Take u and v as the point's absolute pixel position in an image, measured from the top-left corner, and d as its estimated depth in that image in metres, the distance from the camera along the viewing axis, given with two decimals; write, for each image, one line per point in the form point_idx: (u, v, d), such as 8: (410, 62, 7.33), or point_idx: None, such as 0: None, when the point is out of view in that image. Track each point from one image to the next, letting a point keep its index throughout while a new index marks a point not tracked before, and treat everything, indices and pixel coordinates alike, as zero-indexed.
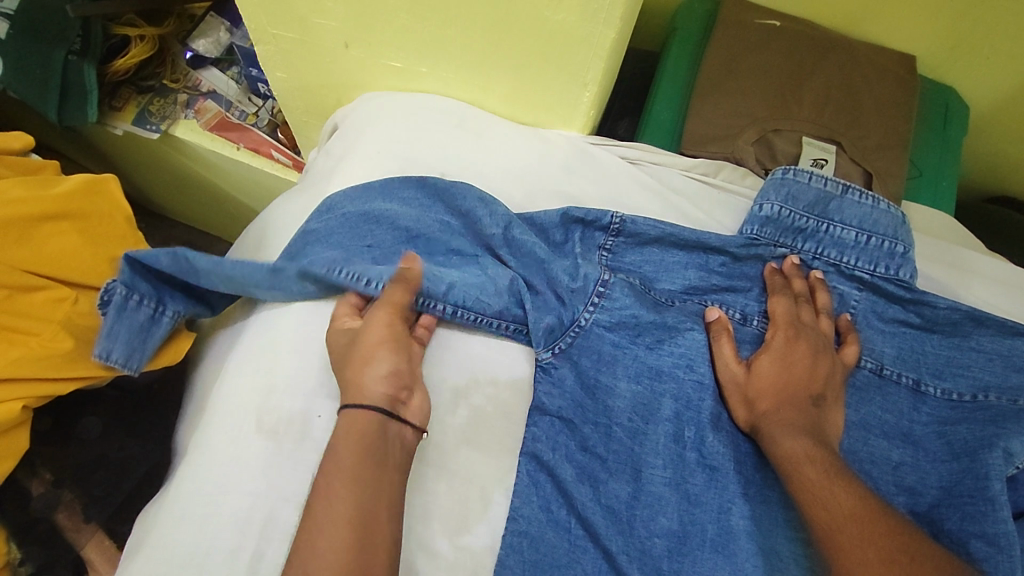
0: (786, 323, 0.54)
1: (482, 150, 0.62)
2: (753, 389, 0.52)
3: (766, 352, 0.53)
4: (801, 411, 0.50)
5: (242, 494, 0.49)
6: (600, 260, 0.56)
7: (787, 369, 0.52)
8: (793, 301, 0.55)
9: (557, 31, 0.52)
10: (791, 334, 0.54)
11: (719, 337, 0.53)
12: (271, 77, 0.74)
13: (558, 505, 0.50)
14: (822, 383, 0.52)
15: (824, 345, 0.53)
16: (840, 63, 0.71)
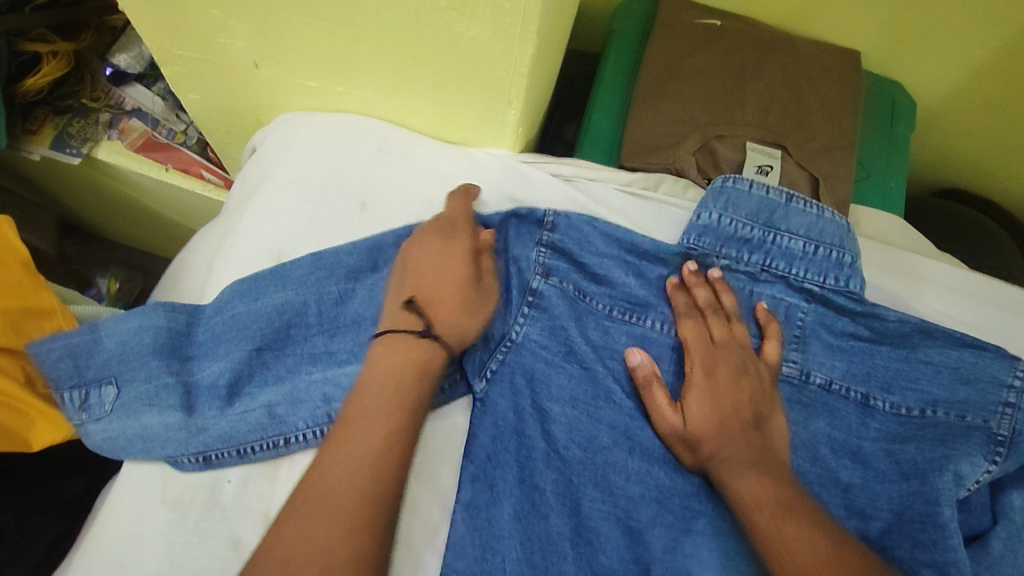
0: (701, 349, 0.52)
1: (407, 174, 0.58)
2: (693, 434, 0.49)
3: (691, 391, 0.50)
4: (743, 441, 0.47)
5: (147, 572, 0.45)
6: (538, 258, 0.54)
7: (716, 408, 0.49)
8: (701, 321, 0.53)
9: (473, 46, 0.48)
10: (709, 367, 0.51)
11: (650, 386, 0.51)
12: (182, 99, 0.68)
13: (493, 553, 0.46)
14: (751, 407, 0.49)
15: (744, 365, 0.51)
16: (782, 64, 0.69)
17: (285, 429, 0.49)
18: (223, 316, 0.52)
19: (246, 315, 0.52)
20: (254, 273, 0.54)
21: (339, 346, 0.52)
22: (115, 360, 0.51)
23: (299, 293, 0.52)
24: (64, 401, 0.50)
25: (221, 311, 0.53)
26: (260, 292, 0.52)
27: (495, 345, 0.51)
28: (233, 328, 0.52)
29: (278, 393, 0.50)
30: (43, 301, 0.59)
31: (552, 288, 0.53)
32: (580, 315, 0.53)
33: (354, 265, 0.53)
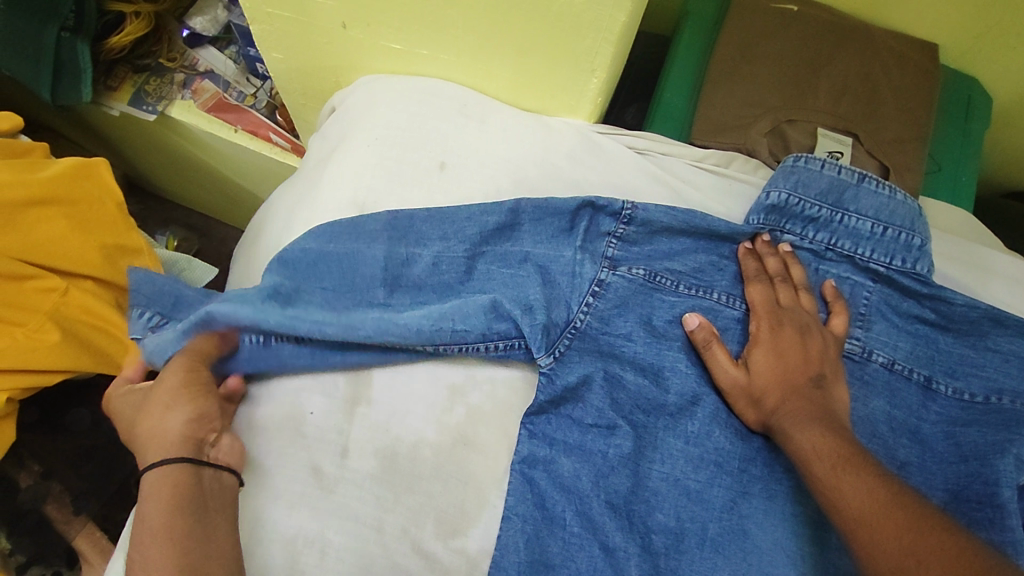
0: (766, 312, 0.53)
1: (485, 138, 0.60)
2: (757, 387, 0.50)
3: (757, 345, 0.52)
4: (806, 398, 0.48)
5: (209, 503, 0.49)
6: (606, 248, 0.54)
7: (781, 360, 0.50)
8: (768, 285, 0.54)
9: (564, 13, 0.49)
10: (774, 323, 0.52)
11: (709, 345, 0.51)
12: (266, 58, 0.71)
13: (553, 501, 0.49)
14: (818, 363, 0.50)
15: (809, 323, 0.52)
16: (857, 52, 0.69)
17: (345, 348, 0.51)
18: (299, 246, 0.54)
19: (327, 246, 0.53)
20: (329, 221, 0.55)
21: (398, 302, 0.53)
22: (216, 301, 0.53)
23: (370, 247, 0.53)
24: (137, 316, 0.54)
25: (294, 244, 0.54)
26: (334, 237, 0.54)
27: (562, 331, 0.52)
28: (305, 264, 0.53)
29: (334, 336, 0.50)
30: (134, 240, 0.62)
31: (618, 279, 0.54)
32: (647, 301, 0.54)
33: (427, 235, 0.54)
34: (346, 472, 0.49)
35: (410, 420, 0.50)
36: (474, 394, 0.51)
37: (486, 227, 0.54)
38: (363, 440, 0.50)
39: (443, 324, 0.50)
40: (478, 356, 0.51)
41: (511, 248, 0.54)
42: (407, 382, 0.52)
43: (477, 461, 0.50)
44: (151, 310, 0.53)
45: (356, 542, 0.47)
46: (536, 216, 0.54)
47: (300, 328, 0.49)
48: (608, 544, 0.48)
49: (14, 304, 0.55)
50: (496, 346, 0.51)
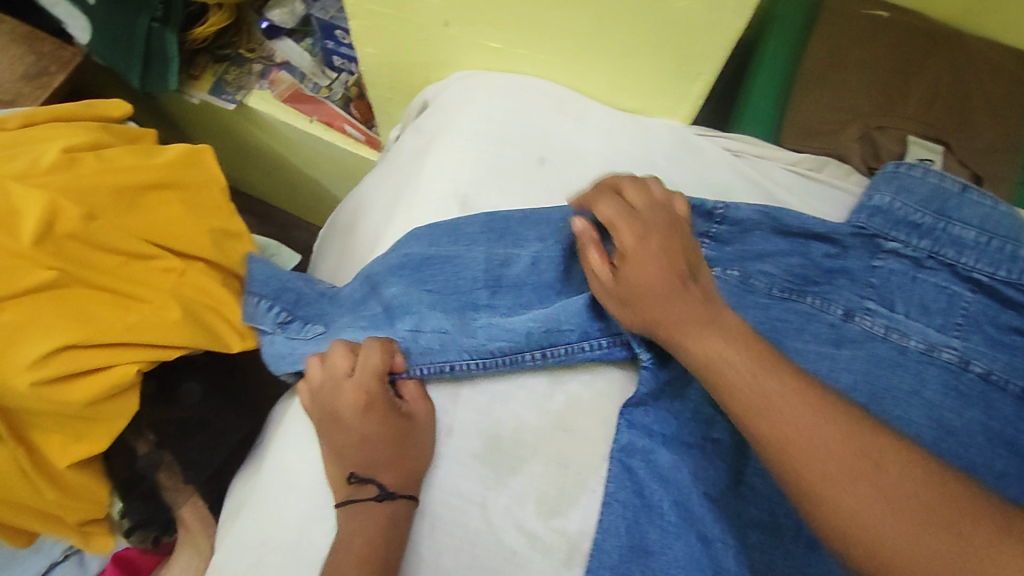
0: (624, 220, 0.47)
1: (582, 136, 0.61)
2: (628, 291, 0.46)
3: (625, 259, 0.46)
4: (686, 300, 0.44)
5: (311, 474, 0.52)
6: (703, 246, 0.58)
7: (654, 266, 0.45)
8: (620, 199, 0.49)
9: (679, 19, 0.50)
10: (640, 230, 0.47)
11: (586, 246, 0.49)
12: (360, 52, 0.73)
13: (651, 490, 0.50)
14: (683, 257, 0.46)
15: (670, 223, 0.47)
16: (951, 59, 0.68)
17: (454, 356, 0.53)
18: (399, 253, 0.56)
19: (427, 252, 0.55)
20: (425, 225, 0.57)
21: (500, 303, 0.55)
22: (330, 306, 0.57)
23: (469, 248, 0.55)
24: (249, 303, 0.58)
25: (398, 250, 0.57)
26: (434, 240, 0.56)
27: None
28: (410, 266, 0.55)
29: (448, 340, 0.53)
30: (236, 225, 0.64)
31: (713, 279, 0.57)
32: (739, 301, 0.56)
33: (523, 235, 0.55)
34: (450, 448, 0.52)
35: (514, 406, 0.53)
36: (574, 383, 0.54)
37: None
38: (469, 421, 0.53)
39: (545, 329, 0.52)
40: (583, 357, 0.53)
41: None
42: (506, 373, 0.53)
43: (578, 448, 0.52)
44: (278, 306, 0.57)
45: (463, 517, 0.51)
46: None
47: (420, 337, 0.53)
48: (705, 535, 0.49)
49: (139, 280, 0.54)
50: (597, 347, 0.52)
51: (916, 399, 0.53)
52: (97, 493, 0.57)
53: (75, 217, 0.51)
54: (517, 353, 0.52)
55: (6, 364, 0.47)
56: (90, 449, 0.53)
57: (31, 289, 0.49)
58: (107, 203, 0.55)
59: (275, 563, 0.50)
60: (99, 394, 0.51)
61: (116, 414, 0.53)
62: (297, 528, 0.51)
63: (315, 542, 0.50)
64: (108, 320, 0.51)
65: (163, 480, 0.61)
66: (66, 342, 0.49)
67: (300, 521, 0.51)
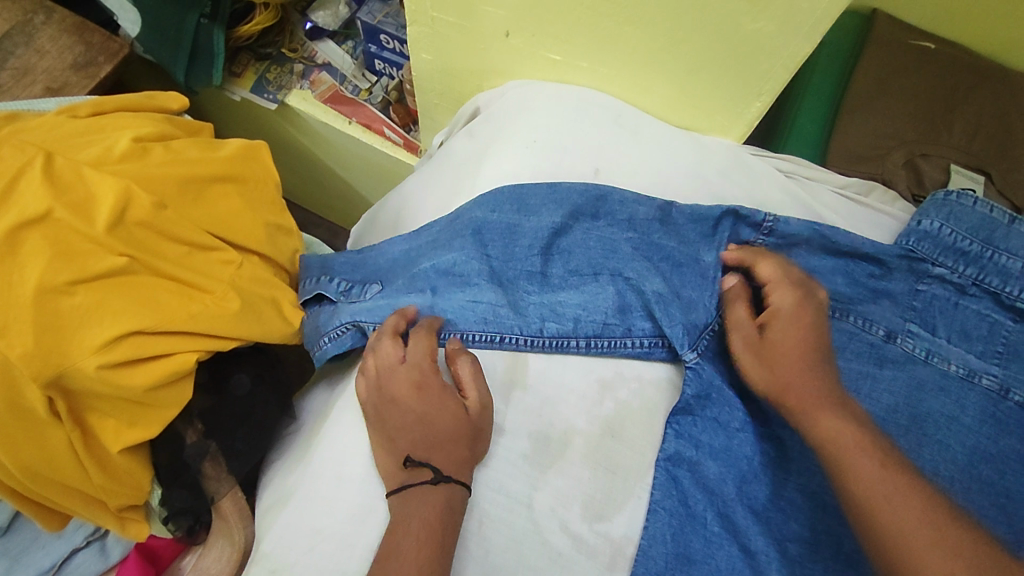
0: (786, 283, 0.53)
1: (638, 149, 0.63)
2: (768, 355, 0.51)
3: (778, 318, 0.52)
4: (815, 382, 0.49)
5: (360, 467, 0.53)
6: None
7: (799, 331, 0.51)
8: (777, 260, 0.55)
9: (748, 40, 0.52)
10: (801, 296, 0.53)
11: (733, 301, 0.55)
12: (414, 59, 0.75)
13: (696, 501, 0.50)
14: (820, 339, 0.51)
15: (813, 305, 0.53)
16: (994, 93, 0.70)
17: (505, 329, 0.55)
18: (462, 219, 0.59)
19: (487, 219, 0.58)
20: (492, 190, 0.60)
21: (554, 270, 0.58)
22: (386, 269, 0.64)
23: (526, 217, 0.58)
24: (305, 284, 0.65)
25: (462, 217, 0.60)
26: (498, 207, 0.59)
27: (702, 329, 0.55)
28: (472, 230, 0.58)
29: (500, 315, 0.55)
30: (288, 222, 0.66)
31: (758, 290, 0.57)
32: None
33: (582, 207, 0.58)
34: (500, 448, 0.52)
35: (563, 411, 0.53)
36: (622, 389, 0.54)
37: (636, 212, 0.58)
38: (518, 422, 0.53)
39: (594, 311, 0.55)
40: (624, 352, 0.55)
41: (659, 238, 0.58)
42: (557, 373, 0.55)
43: (628, 454, 0.52)
44: (338, 280, 0.65)
45: (509, 516, 0.50)
46: (684, 215, 0.59)
47: (477, 309, 0.55)
48: (749, 547, 0.48)
49: (202, 271, 0.55)
50: (639, 344, 0.55)
51: (953, 424, 0.54)
52: (138, 476, 0.56)
53: (146, 205, 0.52)
54: (562, 337, 0.55)
55: (76, 345, 0.48)
56: (142, 435, 0.53)
57: (103, 275, 0.49)
58: (174, 194, 0.56)
59: (328, 552, 0.51)
60: (162, 380, 0.52)
61: (169, 402, 0.54)
62: (347, 519, 0.51)
63: (365, 534, 0.51)
64: (174, 308, 0.52)
65: (207, 468, 0.61)
66: (136, 328, 0.50)
67: (351, 513, 0.51)
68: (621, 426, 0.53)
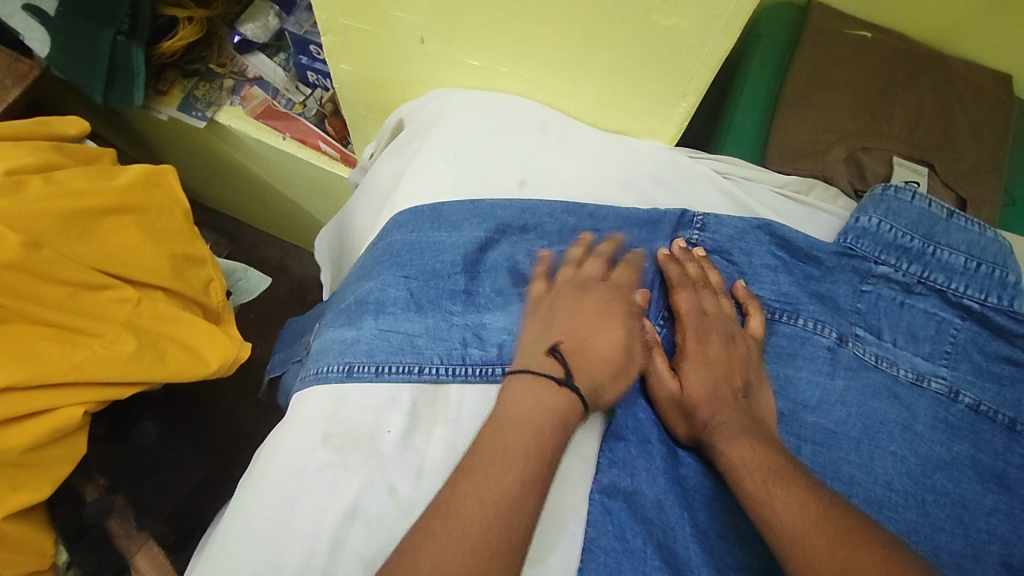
0: (690, 322, 0.52)
1: (564, 157, 0.59)
2: (689, 401, 0.49)
3: (687, 359, 0.51)
4: (736, 411, 0.47)
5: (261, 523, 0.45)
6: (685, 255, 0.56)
7: (710, 371, 0.50)
8: (693, 293, 0.53)
9: (665, 37, 0.49)
10: (700, 334, 0.52)
11: (651, 354, 0.51)
12: (333, 69, 0.71)
13: (635, 535, 0.45)
14: (740, 372, 0.50)
15: (732, 331, 0.52)
16: (934, 81, 0.68)
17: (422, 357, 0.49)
18: (381, 243, 0.56)
19: (405, 244, 0.54)
20: (410, 208, 0.57)
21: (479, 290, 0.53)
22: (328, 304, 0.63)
23: (446, 232, 0.54)
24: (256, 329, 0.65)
25: (382, 240, 0.56)
26: (416, 226, 0.55)
27: None
28: (390, 253, 0.54)
29: (416, 344, 0.50)
30: (199, 250, 0.62)
31: None
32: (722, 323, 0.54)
33: (509, 221, 0.55)
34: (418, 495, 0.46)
35: None
36: None
37: (564, 223, 0.55)
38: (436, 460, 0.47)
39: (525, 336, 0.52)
40: None
41: (581, 247, 0.55)
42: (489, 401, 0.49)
43: (566, 490, 0.47)
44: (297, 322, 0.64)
45: None
46: (617, 224, 0.55)
47: (393, 339, 0.50)
48: None
49: (90, 313, 0.51)
50: None
51: (906, 433, 0.51)
52: (42, 542, 0.51)
53: (14, 247, 0.48)
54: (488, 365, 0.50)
55: None
56: (30, 497, 0.48)
57: None
58: (55, 230, 0.51)
59: None
60: (45, 437, 0.48)
61: (59, 460, 0.50)
62: None
63: None
64: (53, 358, 0.48)
65: (113, 527, 0.57)
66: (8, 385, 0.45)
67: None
68: (553, 458, 0.48)
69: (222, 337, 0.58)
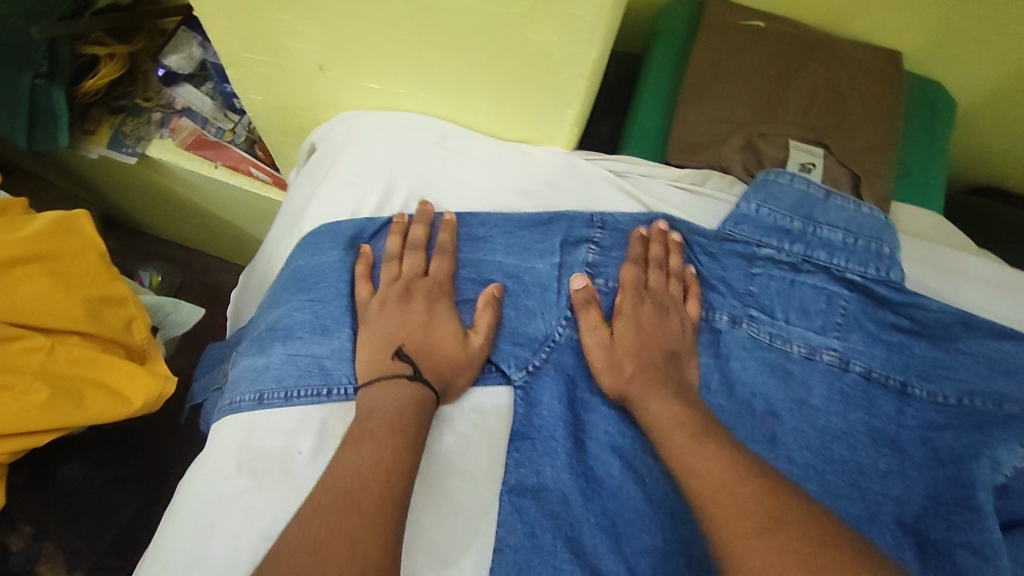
0: (632, 289, 0.56)
1: (464, 170, 0.61)
2: (615, 355, 0.53)
3: (622, 316, 0.55)
4: (657, 377, 0.51)
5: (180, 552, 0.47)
6: (587, 255, 0.57)
7: (642, 330, 0.54)
8: (642, 268, 0.57)
9: (538, 51, 0.51)
10: (638, 299, 0.56)
11: (584, 306, 0.54)
12: (244, 99, 0.72)
13: (543, 530, 0.48)
14: (673, 340, 0.55)
15: (673, 307, 0.56)
16: (826, 65, 0.70)
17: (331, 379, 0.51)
18: (287, 269, 0.57)
19: (308, 268, 0.56)
20: (314, 231, 0.58)
21: None
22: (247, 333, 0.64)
23: (346, 252, 0.56)
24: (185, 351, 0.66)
25: (289, 266, 0.57)
26: (317, 249, 0.56)
27: (538, 346, 0.54)
28: (295, 279, 0.55)
29: (323, 366, 0.52)
30: (119, 291, 0.63)
31: (595, 292, 0.57)
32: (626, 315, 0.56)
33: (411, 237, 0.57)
34: None
35: None
36: (455, 420, 0.52)
37: (462, 233, 0.58)
38: None
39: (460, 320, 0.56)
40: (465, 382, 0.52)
41: (476, 255, 0.57)
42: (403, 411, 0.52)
43: (476, 491, 0.50)
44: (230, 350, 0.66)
45: None
46: (505, 230, 0.57)
47: (301, 362, 0.52)
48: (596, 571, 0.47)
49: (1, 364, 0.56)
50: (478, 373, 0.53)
51: (803, 408, 0.53)
52: None
53: None
54: None
55: None
56: None
57: None
58: None
59: None
60: None
61: None
62: None
63: None
64: None
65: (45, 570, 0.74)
66: None
67: None
68: (459, 461, 0.51)
69: (142, 378, 0.61)
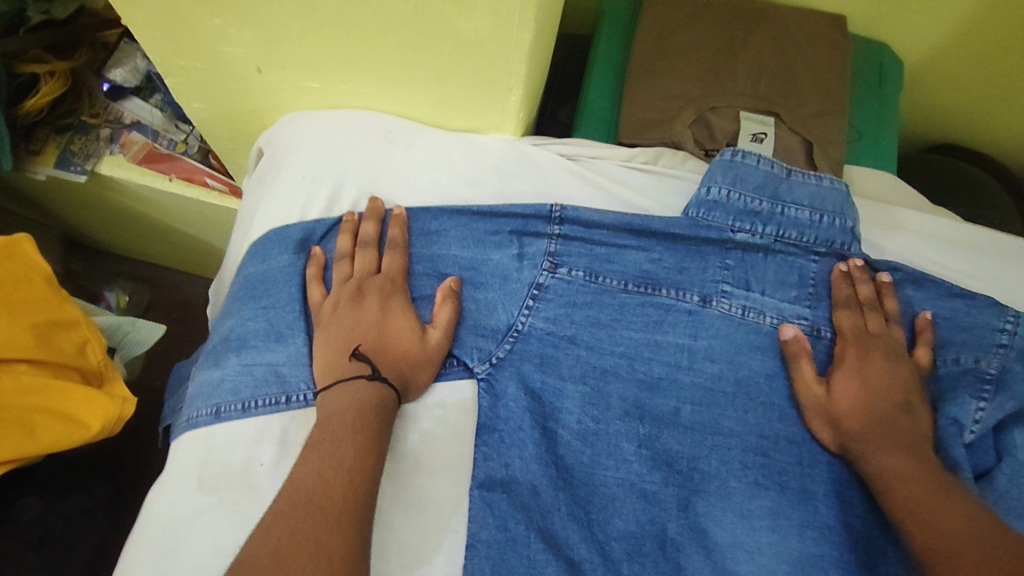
0: (858, 336, 0.54)
1: (412, 164, 0.60)
2: (839, 411, 0.51)
3: (846, 370, 0.53)
4: (902, 422, 0.50)
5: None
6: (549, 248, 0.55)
7: (868, 386, 0.52)
8: (858, 313, 0.55)
9: (474, 39, 0.50)
10: (864, 349, 0.54)
11: (800, 360, 0.53)
12: (186, 108, 0.70)
13: (515, 522, 0.48)
14: (907, 391, 0.52)
15: (898, 353, 0.54)
16: (771, 33, 0.70)
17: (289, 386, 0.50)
18: (239, 276, 0.57)
19: (260, 274, 0.55)
20: (262, 237, 0.57)
21: None
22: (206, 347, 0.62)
23: (296, 255, 0.56)
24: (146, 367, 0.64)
25: (242, 272, 0.57)
26: (267, 254, 0.56)
27: (502, 336, 0.53)
28: (246, 287, 0.55)
29: (280, 373, 0.51)
30: (68, 314, 0.63)
31: (558, 280, 0.55)
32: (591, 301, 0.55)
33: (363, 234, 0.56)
34: None
35: None
36: (422, 418, 0.51)
37: (414, 229, 0.57)
38: None
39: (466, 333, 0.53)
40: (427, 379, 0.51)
41: (430, 249, 0.56)
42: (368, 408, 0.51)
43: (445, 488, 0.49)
44: None
45: None
46: (460, 222, 0.56)
47: (257, 370, 0.51)
48: (572, 558, 0.48)
49: None
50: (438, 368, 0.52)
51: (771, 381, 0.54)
52: None
53: None
54: None
55: None
56: None
57: None
58: None
59: None
60: None
61: None
62: None
63: None
64: None
65: None
66: None
67: None
68: (426, 458, 0.50)
69: (100, 399, 0.61)
